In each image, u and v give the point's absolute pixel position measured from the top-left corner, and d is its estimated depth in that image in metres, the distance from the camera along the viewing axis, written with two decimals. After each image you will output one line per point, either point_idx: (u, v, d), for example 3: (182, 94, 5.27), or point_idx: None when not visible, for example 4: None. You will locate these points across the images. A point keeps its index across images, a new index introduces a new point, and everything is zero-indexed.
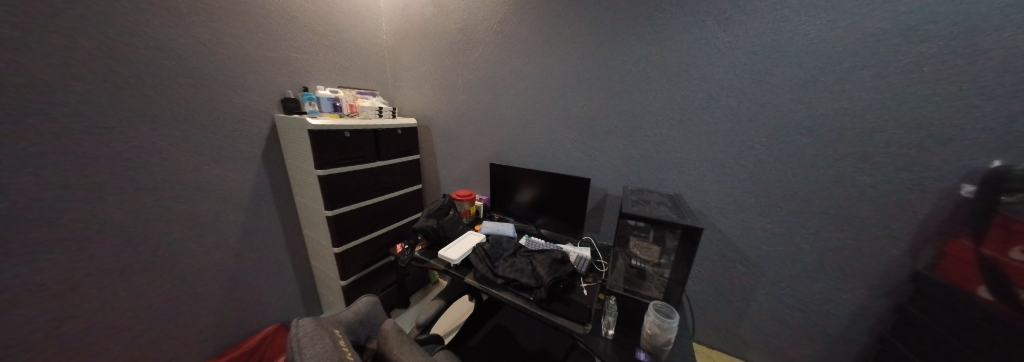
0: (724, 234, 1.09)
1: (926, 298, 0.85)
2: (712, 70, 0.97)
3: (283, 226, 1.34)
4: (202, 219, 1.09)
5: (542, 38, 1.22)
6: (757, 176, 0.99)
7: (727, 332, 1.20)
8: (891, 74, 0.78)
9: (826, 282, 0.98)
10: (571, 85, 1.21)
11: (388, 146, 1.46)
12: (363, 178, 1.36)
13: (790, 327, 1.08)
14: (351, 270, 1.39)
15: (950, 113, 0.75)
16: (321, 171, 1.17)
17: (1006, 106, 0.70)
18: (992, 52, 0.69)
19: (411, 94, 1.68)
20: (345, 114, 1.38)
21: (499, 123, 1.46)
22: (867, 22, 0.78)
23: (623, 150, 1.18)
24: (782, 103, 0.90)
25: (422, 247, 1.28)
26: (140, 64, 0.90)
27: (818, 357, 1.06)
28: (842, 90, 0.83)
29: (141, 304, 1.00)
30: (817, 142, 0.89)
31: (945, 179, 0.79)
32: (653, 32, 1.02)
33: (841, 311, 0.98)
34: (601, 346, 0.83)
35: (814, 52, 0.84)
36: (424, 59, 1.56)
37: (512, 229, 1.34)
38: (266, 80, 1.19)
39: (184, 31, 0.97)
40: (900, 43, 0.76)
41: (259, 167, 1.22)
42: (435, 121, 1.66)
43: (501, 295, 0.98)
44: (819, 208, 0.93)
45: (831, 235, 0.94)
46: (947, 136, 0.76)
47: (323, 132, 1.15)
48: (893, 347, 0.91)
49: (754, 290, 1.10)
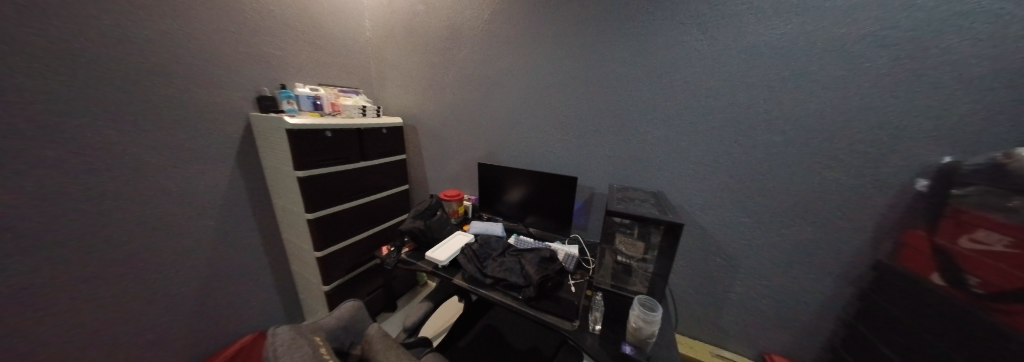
0: (706, 229, 1.13)
1: (885, 285, 0.91)
2: (695, 71, 0.99)
3: (260, 230, 1.28)
4: (173, 224, 1.04)
5: (528, 38, 1.22)
6: (737, 172, 1.03)
7: (709, 324, 1.24)
8: (856, 76, 0.83)
9: (798, 272, 1.03)
10: (558, 85, 1.22)
11: (372, 146, 1.43)
12: (347, 180, 1.32)
13: (767, 317, 1.13)
14: (334, 274, 1.35)
15: (909, 112, 0.80)
16: (302, 172, 1.14)
17: (955, 107, 0.76)
18: (944, 57, 0.75)
19: (397, 92, 1.65)
20: (328, 113, 1.33)
21: (486, 122, 1.44)
22: (833, 27, 0.82)
23: (609, 149, 1.20)
24: (758, 103, 0.94)
25: (409, 249, 1.26)
26: (103, 60, 0.85)
27: (791, 343, 1.12)
28: (813, 91, 0.88)
29: (107, 315, 0.95)
30: (789, 140, 0.94)
31: (903, 174, 0.84)
32: (637, 33, 1.03)
33: (812, 299, 1.04)
34: (589, 341, 0.84)
35: (788, 54, 0.88)
36: (410, 56, 1.53)
37: (501, 228, 1.34)
38: (239, 77, 1.13)
39: (152, 26, 0.92)
40: (864, 48, 0.81)
41: (233, 169, 1.16)
42: (421, 120, 1.64)
43: (490, 295, 0.98)
44: (792, 203, 0.98)
45: (803, 229, 0.99)
46: (904, 135, 0.82)
47: (303, 131, 1.11)
48: (859, 331, 0.97)
49: (733, 282, 1.14)
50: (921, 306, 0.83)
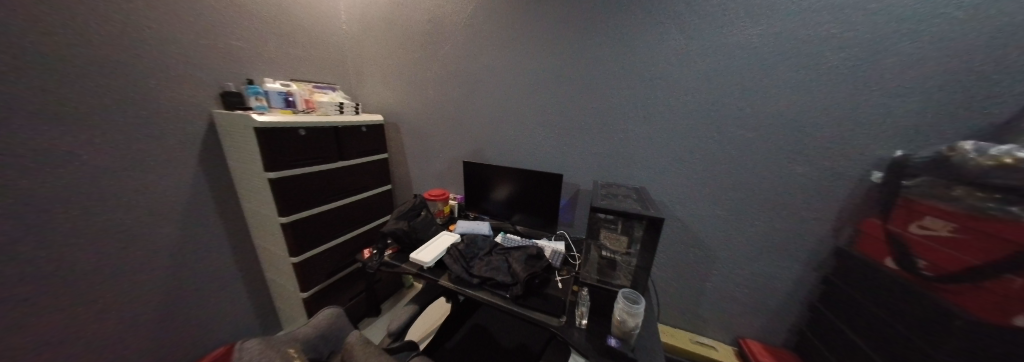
0: (685, 222, 1.17)
1: (845, 271, 0.98)
2: (673, 70, 1.02)
3: (229, 236, 1.22)
4: (130, 231, 0.97)
5: (511, 35, 1.22)
6: (712, 167, 1.07)
7: (690, 313, 1.30)
8: (820, 75, 0.88)
9: (768, 261, 1.09)
10: (541, 82, 1.22)
11: (351, 145, 1.38)
12: (324, 181, 1.27)
13: (741, 303, 1.19)
14: (312, 279, 1.30)
15: (865, 110, 0.86)
16: (273, 174, 1.08)
17: (905, 104, 0.83)
18: (897, 58, 0.81)
19: (377, 88, 1.60)
20: (301, 110, 1.28)
21: (470, 119, 1.43)
22: (799, 28, 0.87)
23: (593, 146, 1.22)
24: (732, 101, 0.98)
25: (392, 251, 1.23)
26: (45, 54, 0.78)
27: (763, 327, 1.19)
28: (781, 89, 0.92)
29: (59, 331, 0.88)
30: (760, 136, 0.98)
31: (859, 167, 0.91)
32: (617, 31, 1.05)
33: (781, 285, 1.11)
34: (576, 336, 0.85)
35: (759, 53, 0.92)
36: (389, 52, 1.49)
37: (487, 227, 1.33)
38: (199, 72, 1.06)
39: (101, 18, 0.85)
40: (827, 49, 0.86)
41: (195, 171, 1.09)
42: (403, 117, 1.59)
43: (477, 295, 0.97)
44: (762, 196, 1.04)
45: (772, 219, 1.05)
46: (862, 131, 0.88)
47: (272, 130, 1.06)
48: (823, 314, 1.04)
49: (710, 272, 1.20)
50: (872, 288, 0.90)
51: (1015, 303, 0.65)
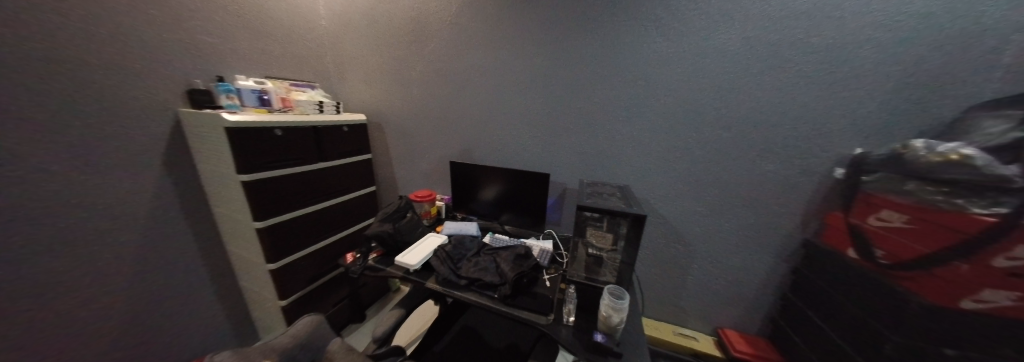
0: (667, 218, 1.21)
1: (811, 261, 1.04)
2: (654, 71, 1.05)
3: (198, 243, 1.15)
4: (88, 239, 0.91)
5: (497, 35, 1.22)
6: (692, 165, 1.11)
7: (673, 307, 1.34)
8: (788, 78, 0.93)
9: (743, 254, 1.15)
10: (527, 82, 1.23)
11: (331, 145, 1.34)
12: (302, 183, 1.23)
13: (719, 295, 1.24)
14: (292, 286, 1.25)
15: (829, 110, 0.92)
16: (246, 176, 1.03)
17: (863, 105, 0.89)
18: (857, 62, 0.87)
19: (359, 87, 1.55)
20: (277, 108, 1.24)
21: (456, 118, 1.41)
22: (769, 33, 0.91)
23: (578, 145, 1.24)
24: (710, 102, 1.02)
25: (376, 255, 1.20)
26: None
27: (740, 317, 1.24)
28: (753, 91, 0.97)
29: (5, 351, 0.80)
30: (734, 135, 1.03)
31: (823, 163, 0.97)
32: (600, 33, 1.08)
33: (756, 277, 1.16)
34: (563, 333, 0.86)
35: (733, 56, 0.96)
36: (372, 49, 1.45)
37: (475, 227, 1.33)
38: (163, 68, 1.00)
39: (52, 9, 0.79)
40: (794, 52, 0.91)
41: (159, 174, 1.03)
42: (386, 116, 1.56)
43: (465, 296, 0.96)
44: (737, 192, 1.08)
45: (747, 214, 1.10)
46: (826, 130, 0.94)
47: (244, 130, 1.01)
48: (793, 302, 1.10)
49: (690, 266, 1.24)
50: (835, 277, 0.96)
51: (964, 287, 0.71)
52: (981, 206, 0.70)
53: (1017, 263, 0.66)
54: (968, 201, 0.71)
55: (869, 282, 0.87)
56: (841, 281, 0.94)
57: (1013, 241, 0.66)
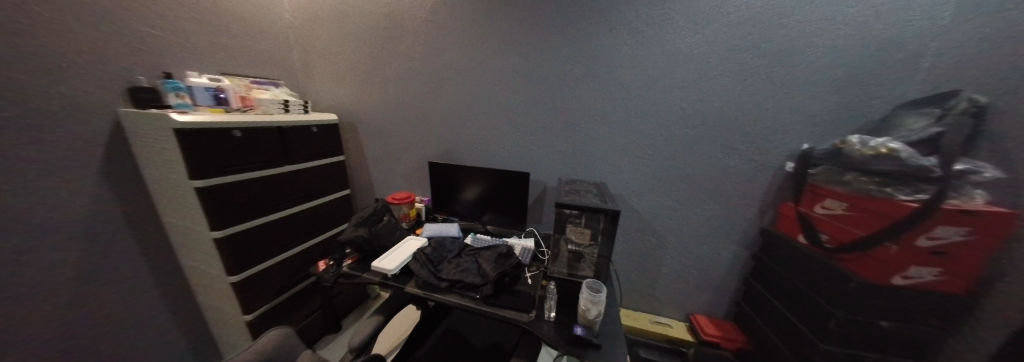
0: (641, 213, 1.26)
1: (767, 248, 1.13)
2: (626, 72, 1.10)
3: (146, 255, 1.06)
4: (12, 256, 0.81)
5: (473, 34, 1.21)
6: (662, 161, 1.17)
7: (648, 296, 1.41)
8: (745, 80, 1.01)
9: (709, 244, 1.23)
10: (505, 81, 1.23)
11: (299, 147, 1.28)
12: (266, 187, 1.15)
13: (689, 283, 1.32)
14: (257, 298, 1.17)
15: (779, 110, 1.01)
16: (200, 182, 0.96)
17: (809, 105, 0.98)
18: (804, 66, 0.95)
19: (329, 85, 1.48)
20: (235, 108, 1.15)
21: (433, 118, 1.39)
22: (728, 37, 0.98)
23: (557, 143, 1.26)
24: (678, 102, 1.08)
25: (352, 261, 1.15)
26: None
27: (708, 302, 1.33)
28: (716, 92, 1.04)
29: None
30: (699, 133, 1.10)
31: (775, 158, 1.06)
32: (574, 34, 1.10)
33: (720, 264, 1.25)
34: (545, 329, 0.88)
35: (697, 59, 1.02)
36: (343, 46, 1.39)
37: (456, 229, 1.32)
38: (100, 65, 0.91)
39: None
40: (750, 57, 0.98)
41: (95, 182, 0.93)
42: (360, 116, 1.50)
43: (447, 299, 0.95)
44: (703, 186, 1.16)
45: (712, 207, 1.18)
46: (778, 128, 1.03)
47: (196, 131, 0.93)
48: (753, 286, 1.20)
49: (663, 257, 1.31)
50: (785, 261, 1.05)
51: (897, 265, 0.78)
52: (905, 194, 0.78)
53: (935, 243, 0.73)
54: (896, 190, 0.80)
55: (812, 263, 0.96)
56: (790, 265, 1.03)
57: (933, 222, 0.73)
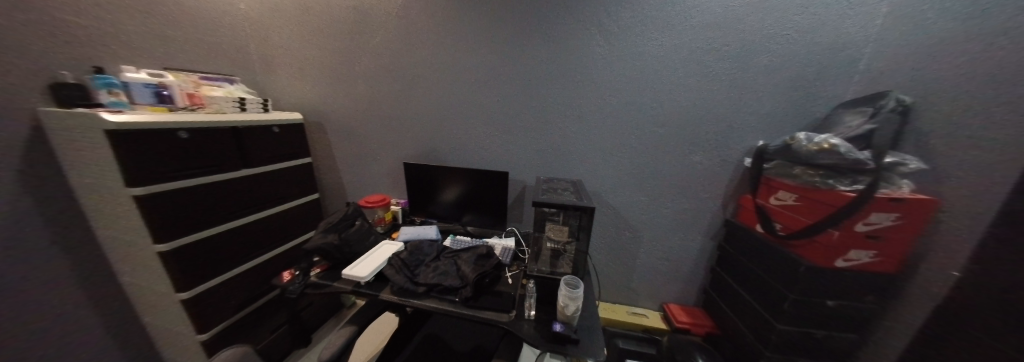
0: (617, 209, 1.30)
1: (729, 238, 1.21)
2: (600, 72, 1.12)
3: (73, 271, 0.94)
4: None
5: (447, 31, 1.18)
6: (636, 159, 1.21)
7: (625, 289, 1.46)
8: (707, 81, 1.07)
9: (680, 236, 1.29)
10: (483, 79, 1.21)
11: (258, 149, 1.18)
12: (218, 194, 1.05)
13: (662, 274, 1.38)
14: (211, 315, 1.07)
15: (738, 109, 1.08)
16: (138, 189, 0.86)
17: (764, 105, 1.06)
18: (759, 69, 1.03)
19: (293, 82, 1.38)
20: (182, 107, 1.04)
21: (407, 117, 1.34)
22: (691, 41, 1.03)
23: (536, 142, 1.26)
24: (648, 101, 1.12)
25: (320, 269, 1.08)
26: None
27: (680, 291, 1.40)
28: (682, 93, 1.09)
29: None
30: (668, 131, 1.15)
31: (734, 153, 1.14)
32: (549, 34, 1.11)
33: (690, 255, 1.32)
34: (525, 327, 0.87)
35: (665, 61, 1.07)
36: (306, 41, 1.30)
37: (435, 231, 1.28)
38: (14, 56, 0.80)
39: None
40: (711, 59, 1.04)
41: (9, 190, 0.82)
42: (327, 115, 1.41)
43: (424, 304, 0.92)
44: (673, 181, 1.21)
45: (681, 201, 1.24)
46: (737, 126, 1.10)
47: (133, 133, 0.84)
48: (718, 273, 1.28)
49: (637, 250, 1.36)
50: (745, 249, 1.13)
51: (839, 250, 0.86)
52: (845, 185, 0.86)
53: (871, 227, 0.81)
54: (838, 181, 0.87)
55: (767, 251, 1.03)
56: (749, 253, 1.11)
57: (868, 210, 0.81)
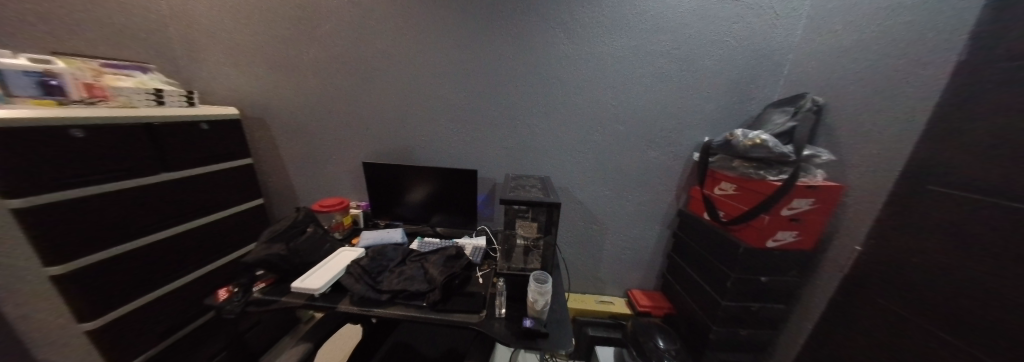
0: (584, 203, 1.34)
1: (682, 226, 1.32)
2: (564, 70, 1.14)
3: None
4: None
5: (407, 23, 1.12)
6: (600, 155, 1.26)
7: (594, 279, 1.52)
8: (661, 82, 1.14)
9: (641, 226, 1.38)
10: (447, 75, 1.17)
11: (181, 149, 1.02)
12: (128, 203, 0.90)
13: (626, 263, 1.46)
14: (126, 346, 0.92)
15: (688, 108, 1.17)
16: (16, 202, 0.71)
17: (710, 104, 1.16)
18: (704, 71, 1.12)
19: (226, 73, 1.21)
20: (76, 99, 0.87)
21: (365, 113, 1.24)
22: (645, 43, 1.10)
23: (505, 140, 1.25)
24: (609, 100, 1.17)
25: (266, 284, 0.96)
26: None
27: (642, 277, 1.50)
28: (639, 92, 1.16)
29: None
30: (628, 128, 1.21)
31: (685, 148, 1.24)
32: (513, 30, 1.11)
33: (650, 243, 1.42)
34: (496, 326, 0.86)
35: (622, 61, 1.12)
36: (241, 25, 1.14)
37: (400, 234, 1.21)
38: None
39: None
40: (663, 61, 1.12)
41: None
42: (270, 110, 1.26)
43: (388, 312, 0.87)
44: (633, 175, 1.28)
45: (641, 194, 1.32)
46: (688, 123, 1.19)
47: (9, 133, 0.69)
48: (673, 259, 1.38)
49: (603, 242, 1.42)
50: (693, 236, 1.24)
51: (768, 233, 0.97)
52: (773, 175, 0.96)
53: (794, 212, 0.93)
54: (767, 172, 0.97)
55: (711, 237, 1.14)
56: (697, 239, 1.22)
57: (791, 196, 0.92)
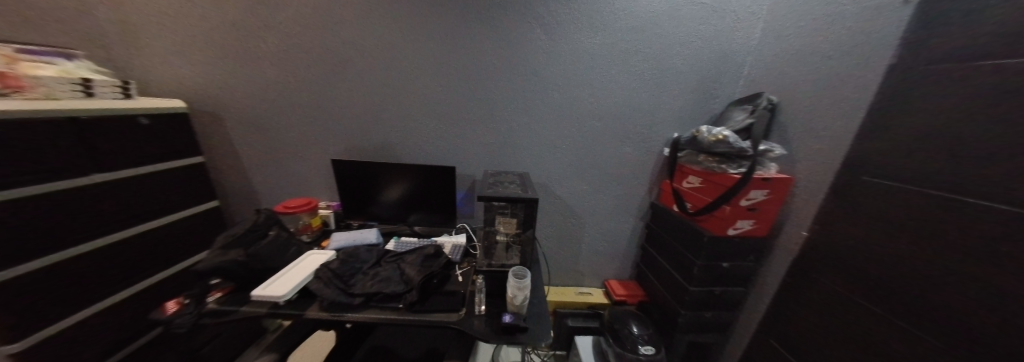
0: (562, 198, 1.37)
1: (654, 218, 1.38)
2: (542, 66, 1.15)
3: None
4: None
5: (377, 13, 1.06)
6: (577, 150, 1.28)
7: (573, 272, 1.56)
8: (634, 79, 1.18)
9: (617, 219, 1.43)
10: (423, 68, 1.13)
11: (116, 146, 0.90)
12: (51, 209, 0.78)
13: (603, 254, 1.51)
14: None
15: (658, 105, 1.22)
16: None
17: (679, 102, 1.22)
18: (674, 70, 1.18)
19: (167, 62, 1.08)
20: None
21: (334, 107, 1.17)
22: (619, 41, 1.13)
23: (484, 135, 1.24)
24: (585, 96, 1.19)
25: (223, 293, 0.88)
26: None
27: (618, 268, 1.56)
28: (613, 89, 1.19)
29: None
30: (603, 124, 1.24)
31: (656, 144, 1.29)
32: (490, 23, 1.09)
33: (625, 235, 1.47)
34: (476, 324, 0.86)
35: (597, 58, 1.14)
36: (186, 8, 1.03)
37: (374, 234, 1.16)
38: None
39: None
40: (636, 59, 1.15)
41: None
42: (224, 103, 1.15)
43: (361, 316, 0.83)
44: (609, 170, 1.32)
45: (617, 188, 1.36)
46: (659, 119, 1.25)
47: None
48: (646, 249, 1.45)
49: (582, 235, 1.46)
50: (664, 228, 1.31)
51: (728, 223, 1.04)
52: (733, 168, 1.03)
53: (751, 202, 1.00)
54: (728, 166, 1.03)
55: (679, 228, 1.21)
56: (667, 230, 1.29)
57: (748, 188, 0.99)
